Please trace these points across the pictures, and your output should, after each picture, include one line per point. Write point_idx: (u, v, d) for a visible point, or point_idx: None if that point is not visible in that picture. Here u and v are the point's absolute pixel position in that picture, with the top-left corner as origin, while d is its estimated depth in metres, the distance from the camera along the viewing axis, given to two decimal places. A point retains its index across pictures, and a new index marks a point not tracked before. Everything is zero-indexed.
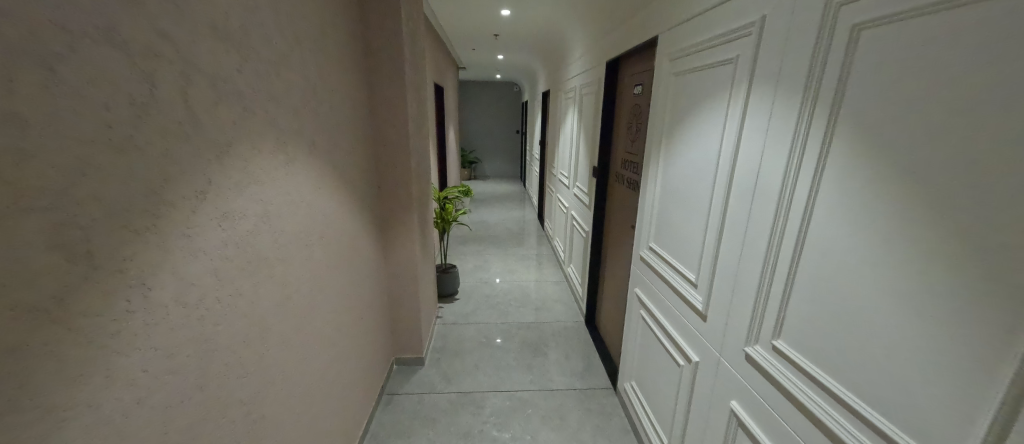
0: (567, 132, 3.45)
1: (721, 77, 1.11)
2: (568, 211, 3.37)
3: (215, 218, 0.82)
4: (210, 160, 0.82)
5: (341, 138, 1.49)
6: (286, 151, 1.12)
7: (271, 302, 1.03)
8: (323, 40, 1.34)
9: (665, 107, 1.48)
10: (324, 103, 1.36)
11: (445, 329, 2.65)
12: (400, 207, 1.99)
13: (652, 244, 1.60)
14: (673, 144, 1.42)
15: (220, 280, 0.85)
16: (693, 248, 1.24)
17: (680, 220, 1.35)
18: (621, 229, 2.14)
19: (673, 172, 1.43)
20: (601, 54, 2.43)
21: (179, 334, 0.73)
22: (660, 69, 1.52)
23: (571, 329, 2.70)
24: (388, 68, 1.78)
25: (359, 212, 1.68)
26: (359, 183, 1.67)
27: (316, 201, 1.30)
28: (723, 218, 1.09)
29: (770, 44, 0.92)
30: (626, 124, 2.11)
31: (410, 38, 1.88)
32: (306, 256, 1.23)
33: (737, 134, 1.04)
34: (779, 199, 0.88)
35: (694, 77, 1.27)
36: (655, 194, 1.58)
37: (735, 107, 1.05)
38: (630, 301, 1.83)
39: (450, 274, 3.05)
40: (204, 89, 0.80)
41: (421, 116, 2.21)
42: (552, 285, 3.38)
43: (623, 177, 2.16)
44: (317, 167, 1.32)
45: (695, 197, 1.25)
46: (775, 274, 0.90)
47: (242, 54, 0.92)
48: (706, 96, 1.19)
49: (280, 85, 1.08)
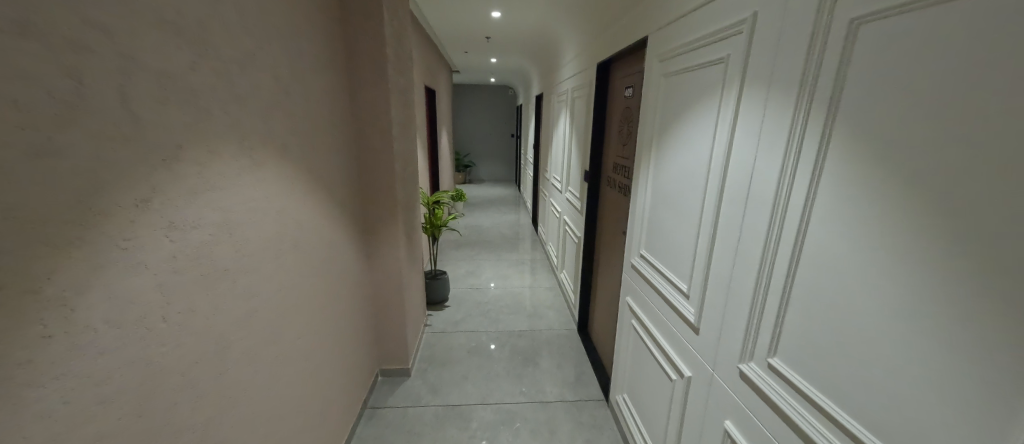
0: (560, 136, 3.39)
1: (712, 78, 1.06)
2: (561, 216, 3.32)
3: (160, 228, 0.76)
4: (156, 166, 0.75)
5: (319, 142, 1.43)
6: (252, 154, 1.05)
7: (233, 317, 0.96)
8: (297, 39, 1.28)
9: (655, 109, 1.42)
10: (299, 104, 1.29)
11: (434, 338, 2.58)
12: (385, 212, 1.92)
13: (643, 252, 1.54)
14: (663, 147, 1.36)
15: (169, 296, 0.78)
16: (685, 256, 1.19)
17: (671, 227, 1.29)
18: (613, 234, 2.08)
19: (663, 176, 1.37)
20: (592, 57, 2.39)
21: (115, 358, 0.66)
22: (649, 70, 1.47)
23: (563, 337, 2.63)
24: (371, 70, 1.72)
25: (339, 218, 1.62)
26: (338, 188, 1.60)
27: (288, 207, 1.24)
28: (715, 225, 1.03)
29: (762, 43, 0.86)
30: (618, 127, 2.06)
31: (394, 38, 1.82)
32: (277, 266, 1.16)
33: (729, 137, 0.98)
34: (773, 207, 0.82)
35: (684, 78, 1.22)
36: (645, 199, 1.52)
37: (727, 109, 0.99)
38: (621, 310, 1.77)
39: (440, 280, 2.97)
40: (150, 89, 0.73)
41: (408, 120, 2.15)
42: (545, 291, 3.32)
43: (614, 181, 2.10)
44: (290, 171, 1.25)
45: (686, 203, 1.19)
46: (770, 287, 0.84)
47: (198, 51, 0.86)
48: (696, 98, 1.14)
49: (246, 85, 1.02)
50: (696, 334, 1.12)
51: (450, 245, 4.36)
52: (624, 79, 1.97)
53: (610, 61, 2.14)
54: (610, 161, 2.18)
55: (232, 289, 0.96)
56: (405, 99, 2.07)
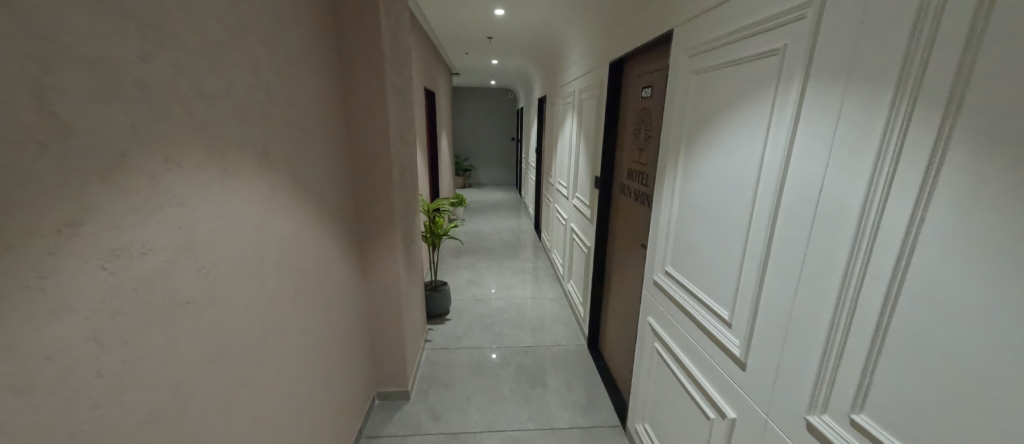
0: (565, 139, 3.25)
1: (761, 73, 0.91)
2: (567, 223, 3.16)
3: (97, 259, 0.60)
4: (92, 179, 0.59)
5: (306, 147, 1.27)
6: (224, 163, 0.89)
7: (197, 358, 0.80)
8: (280, 31, 1.12)
9: (682, 110, 1.27)
10: (283, 105, 1.14)
11: (434, 355, 2.41)
12: (382, 224, 1.76)
13: (669, 269, 1.39)
14: (694, 152, 1.21)
15: (110, 343, 0.62)
16: (726, 279, 1.03)
17: (705, 244, 1.14)
18: (628, 246, 1.92)
19: (694, 185, 1.22)
20: (602, 56, 2.24)
21: (26, 434, 0.51)
22: (675, 67, 1.31)
23: (572, 353, 2.47)
24: (365, 69, 1.57)
25: (330, 231, 1.46)
26: (330, 198, 1.45)
27: (269, 222, 1.08)
28: (769, 246, 0.88)
29: (836, 28, 0.71)
30: (633, 131, 1.91)
31: (391, 34, 1.68)
32: (254, 291, 1.00)
33: (787, 142, 0.83)
34: (857, 229, 0.66)
35: (721, 74, 1.06)
36: (671, 210, 1.37)
37: (783, 108, 0.84)
38: (642, 330, 1.61)
39: (440, 292, 2.81)
40: (82, 82, 0.58)
41: (406, 123, 1.99)
42: (550, 302, 3.16)
43: (629, 188, 1.95)
44: (273, 182, 1.09)
45: (726, 218, 1.04)
46: (851, 327, 0.68)
47: (151, 38, 0.70)
48: (739, 97, 0.99)
49: (215, 81, 0.86)
50: (743, 370, 0.97)
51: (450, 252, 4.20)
52: (640, 79, 1.82)
53: (623, 59, 1.99)
54: (623, 166, 2.03)
55: (196, 324, 0.80)
56: (403, 100, 1.92)
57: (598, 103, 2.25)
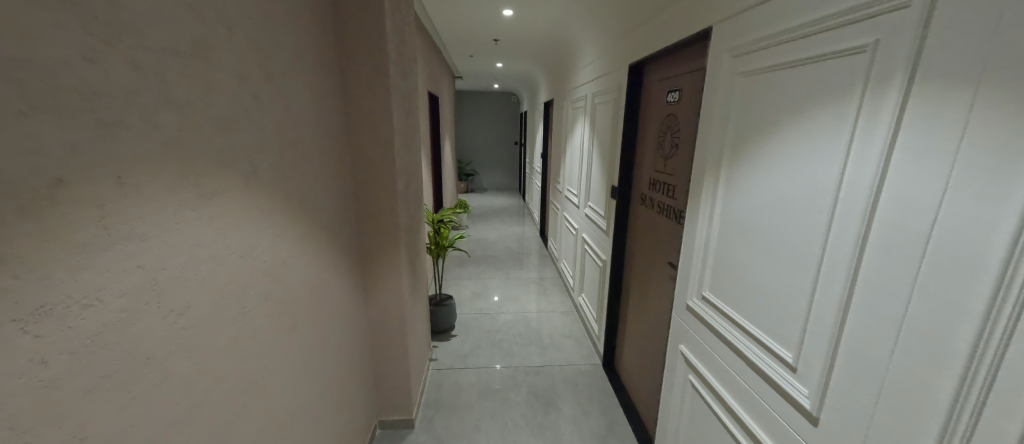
0: (576, 145, 3.11)
1: (837, 76, 0.76)
2: (577, 233, 3.02)
3: (18, 320, 0.45)
4: (21, 216, 0.45)
5: (301, 160, 1.12)
6: (200, 182, 0.74)
7: (163, 424, 0.65)
8: (272, 29, 0.98)
9: (723, 118, 1.13)
10: (276, 113, 1.00)
11: (440, 377, 2.26)
12: (385, 239, 1.62)
13: (707, 294, 1.24)
14: (740, 166, 1.06)
15: (38, 427, 0.47)
16: (790, 317, 0.89)
17: (759, 272, 0.99)
18: (652, 262, 1.77)
19: (739, 204, 1.07)
20: (620, 58, 2.10)
21: None
22: (715, 70, 1.17)
23: (587, 374, 2.31)
24: (367, 72, 1.44)
25: (329, 251, 1.31)
26: (328, 215, 1.30)
27: (257, 248, 0.93)
28: (852, 283, 0.73)
29: (958, 19, 0.56)
30: (656, 138, 1.76)
31: (395, 34, 1.54)
32: (237, 331, 0.85)
33: (877, 159, 0.68)
34: (1000, 275, 0.51)
35: (778, 77, 0.92)
36: (710, 229, 1.22)
37: (872, 118, 0.69)
38: (672, 359, 1.47)
39: (445, 307, 2.66)
40: (6, 89, 0.44)
41: (412, 130, 1.85)
42: (560, 316, 3.00)
43: (651, 200, 1.80)
44: (263, 201, 0.95)
45: (788, 244, 0.89)
46: (992, 401, 0.53)
47: (107, 34, 0.56)
48: (804, 104, 0.84)
49: (191, 86, 0.72)
50: (815, 427, 0.82)
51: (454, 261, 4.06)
52: (665, 82, 1.68)
53: (644, 62, 1.85)
54: (644, 176, 1.89)
55: (162, 383, 0.65)
56: (408, 105, 1.78)
57: (615, 108, 2.11)
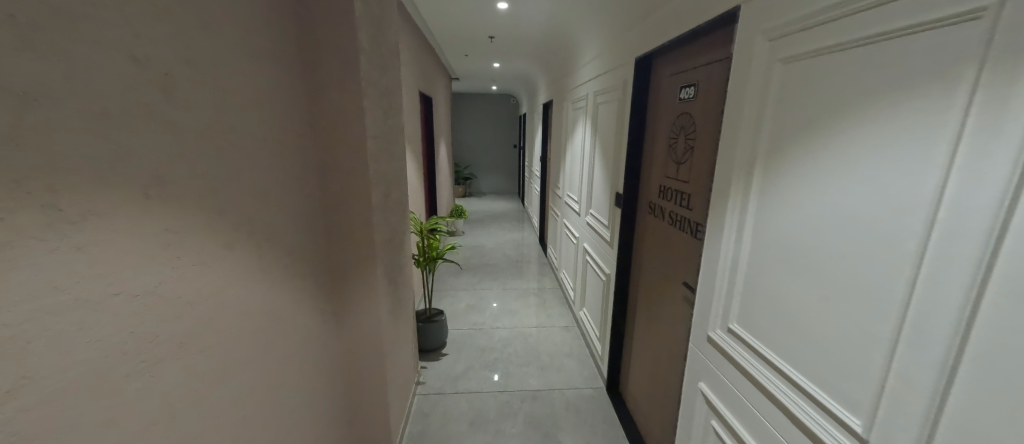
0: (577, 147, 2.91)
1: (930, 54, 0.56)
2: (578, 242, 2.81)
3: None
4: None
5: (244, 168, 0.92)
6: (61, 204, 0.53)
7: None
8: (199, 5, 0.78)
9: (754, 115, 0.93)
10: (205, 110, 0.81)
11: (427, 404, 2.05)
12: (359, 257, 1.41)
13: (734, 327, 1.03)
14: (779, 174, 0.86)
15: None
16: (861, 372, 0.68)
17: (808, 306, 0.79)
18: (663, 280, 1.57)
19: (778, 220, 0.87)
20: (625, 52, 1.89)
21: None
22: (744, 59, 0.97)
23: (590, 400, 2.10)
24: (336, 64, 1.24)
25: (288, 274, 1.11)
26: (286, 231, 1.10)
27: (175, 280, 0.73)
28: (961, 340, 0.53)
29: None
30: (667, 140, 1.56)
31: (370, 22, 1.35)
32: (135, 394, 0.65)
33: (1006, 169, 0.48)
34: None
35: (833, 61, 0.72)
36: (738, 249, 1.01)
37: (999, 110, 0.48)
38: (688, 396, 1.26)
39: (435, 324, 2.45)
40: None
41: (392, 132, 1.65)
42: (560, 332, 2.79)
43: (661, 210, 1.60)
44: (183, 221, 0.75)
45: (853, 276, 0.69)
46: None
47: None
48: (877, 92, 0.64)
49: (47, 71, 0.52)
50: None
51: (448, 270, 3.85)
52: (678, 76, 1.48)
53: (654, 54, 1.64)
54: (653, 182, 1.68)
55: None
56: (388, 104, 1.58)
57: (620, 108, 1.91)
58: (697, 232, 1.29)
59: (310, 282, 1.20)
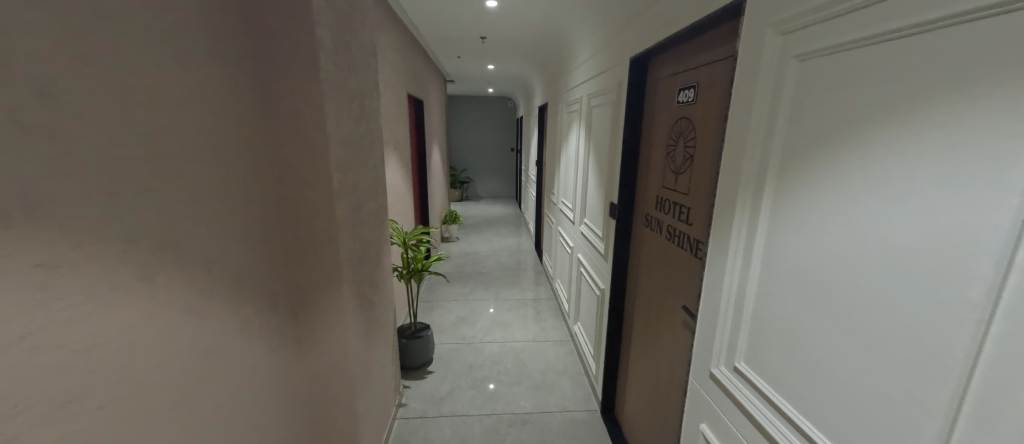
0: (572, 152, 2.77)
1: (1000, 47, 0.43)
2: (572, 252, 2.67)
3: None
4: None
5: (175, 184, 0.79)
6: None
7: None
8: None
9: (763, 122, 0.79)
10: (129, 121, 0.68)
11: (408, 429, 1.91)
12: (324, 277, 1.28)
13: (741, 367, 0.89)
14: (794, 191, 0.73)
15: None
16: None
17: (834, 353, 0.66)
18: (662, 301, 1.43)
19: (794, 246, 0.73)
20: (620, 52, 1.76)
21: None
22: (751, 56, 0.84)
23: (582, 424, 1.96)
24: (295, 65, 1.11)
25: (238, 302, 0.97)
26: (238, 253, 0.97)
27: (66, 324, 0.60)
28: None
29: None
30: (664, 148, 1.43)
31: (335, 17, 1.21)
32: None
33: None
34: None
35: (865, 57, 0.58)
36: (743, 277, 0.87)
37: None
38: (689, 435, 1.12)
39: (419, 340, 2.31)
40: None
41: (366, 137, 1.51)
42: (554, 347, 2.65)
43: (658, 223, 1.46)
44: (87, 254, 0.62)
45: (893, 324, 0.55)
46: None
47: None
48: (922, 96, 0.51)
49: None
50: None
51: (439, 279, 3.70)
52: (677, 76, 1.34)
53: (651, 54, 1.51)
54: (650, 192, 1.54)
55: None
56: (359, 107, 1.44)
57: (615, 111, 1.77)
58: (699, 251, 1.15)
59: (264, 308, 1.07)
